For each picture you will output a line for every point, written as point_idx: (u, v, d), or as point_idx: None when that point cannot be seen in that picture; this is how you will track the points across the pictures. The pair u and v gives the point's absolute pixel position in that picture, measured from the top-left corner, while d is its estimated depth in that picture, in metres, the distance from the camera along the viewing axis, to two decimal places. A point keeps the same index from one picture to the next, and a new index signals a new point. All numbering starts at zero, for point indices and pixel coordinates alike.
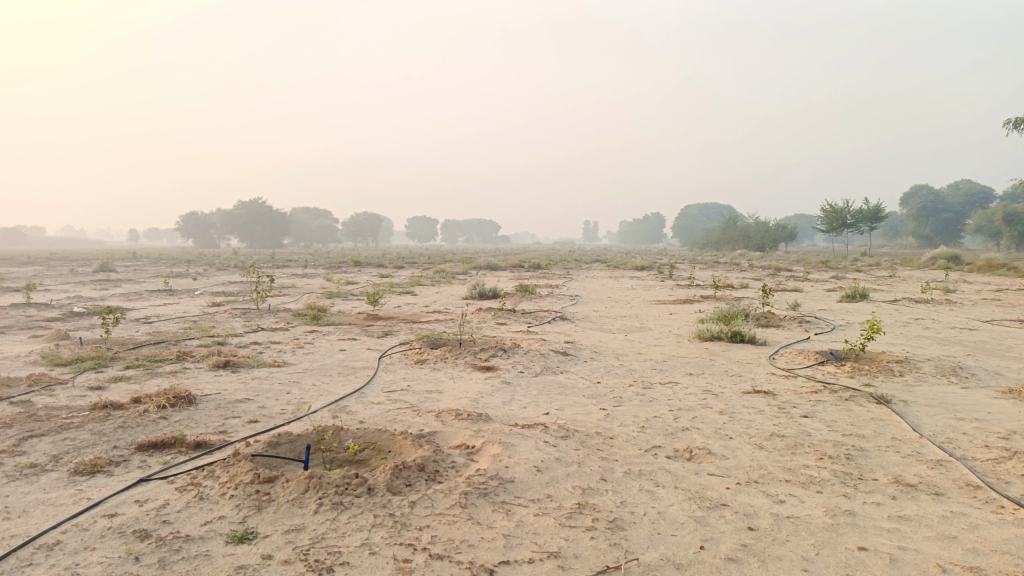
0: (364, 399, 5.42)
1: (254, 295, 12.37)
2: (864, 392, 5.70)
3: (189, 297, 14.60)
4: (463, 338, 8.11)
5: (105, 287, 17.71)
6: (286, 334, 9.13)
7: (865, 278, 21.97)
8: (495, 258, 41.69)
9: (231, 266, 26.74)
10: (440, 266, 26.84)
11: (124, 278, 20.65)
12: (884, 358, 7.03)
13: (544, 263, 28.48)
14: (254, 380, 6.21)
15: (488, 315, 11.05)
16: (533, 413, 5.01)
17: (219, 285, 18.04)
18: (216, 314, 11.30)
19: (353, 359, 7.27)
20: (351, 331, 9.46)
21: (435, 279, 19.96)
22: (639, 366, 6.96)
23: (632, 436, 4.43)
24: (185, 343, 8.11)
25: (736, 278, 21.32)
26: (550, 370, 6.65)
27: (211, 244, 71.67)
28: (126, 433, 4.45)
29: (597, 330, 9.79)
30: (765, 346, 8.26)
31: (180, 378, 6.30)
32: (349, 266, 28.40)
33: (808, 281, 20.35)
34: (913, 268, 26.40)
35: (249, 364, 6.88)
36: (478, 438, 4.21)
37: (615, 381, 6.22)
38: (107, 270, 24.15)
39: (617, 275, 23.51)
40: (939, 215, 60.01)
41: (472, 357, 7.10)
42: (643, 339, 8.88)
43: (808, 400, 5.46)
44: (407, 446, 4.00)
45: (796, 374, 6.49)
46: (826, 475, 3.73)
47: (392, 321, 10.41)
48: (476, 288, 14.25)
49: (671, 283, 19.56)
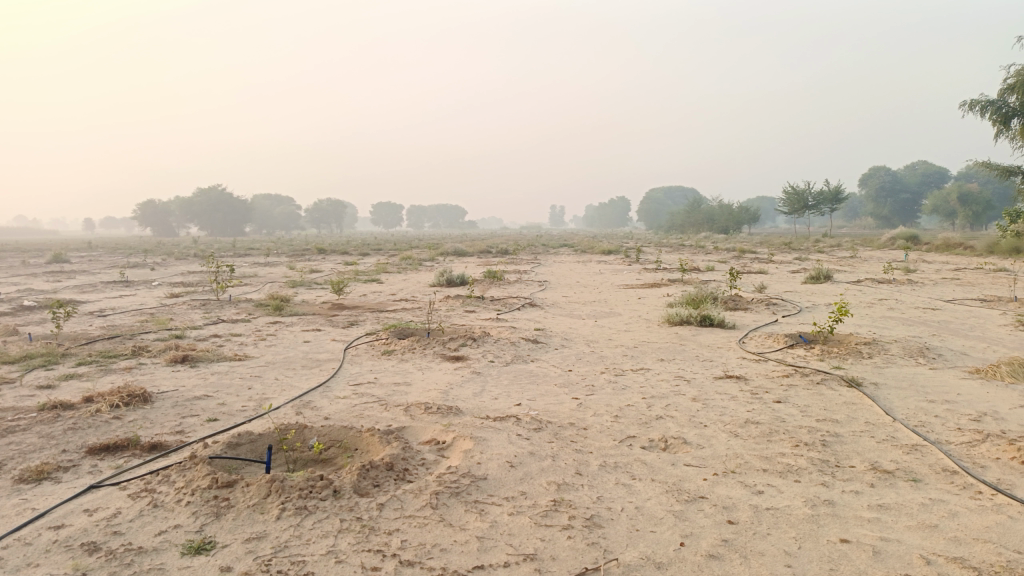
0: (330, 393, 5.24)
1: (214, 285, 12.03)
2: (835, 375, 5.69)
3: (146, 288, 14.15)
4: (431, 327, 7.95)
5: (58, 278, 17.13)
6: (248, 326, 8.87)
7: (829, 258, 22.25)
8: (461, 244, 41.37)
9: (191, 255, 26.12)
10: (405, 252, 26.51)
11: (78, 269, 20.01)
12: (853, 341, 7.05)
13: (511, 249, 28.30)
14: (213, 375, 5.98)
15: (456, 303, 10.89)
16: (504, 405, 4.89)
17: (178, 274, 17.56)
18: (175, 306, 10.95)
19: (318, 351, 7.06)
20: (315, 321, 9.23)
21: (401, 267, 19.70)
22: (610, 353, 6.88)
23: (606, 427, 4.33)
24: (142, 336, 7.82)
25: (703, 261, 21.43)
26: (521, 359, 6.54)
27: (170, 232, 70.03)
28: (76, 435, 4.22)
29: (567, 316, 9.71)
30: (734, 330, 8.25)
31: (135, 374, 6.05)
32: (313, 254, 27.94)
33: (773, 263, 20.52)
34: (873, 249, 26.85)
35: (209, 359, 6.64)
36: (448, 432, 4.08)
37: (587, 369, 6.13)
38: (60, 260, 23.38)
39: (585, 259, 23.51)
40: (897, 196, 61.22)
41: (440, 346, 6.95)
42: (613, 325, 8.81)
43: (781, 384, 5.43)
44: (374, 444, 3.85)
45: (767, 359, 6.47)
46: (803, 463, 3.68)
47: (358, 310, 10.19)
48: (444, 274, 14.07)
49: (639, 266, 19.59)
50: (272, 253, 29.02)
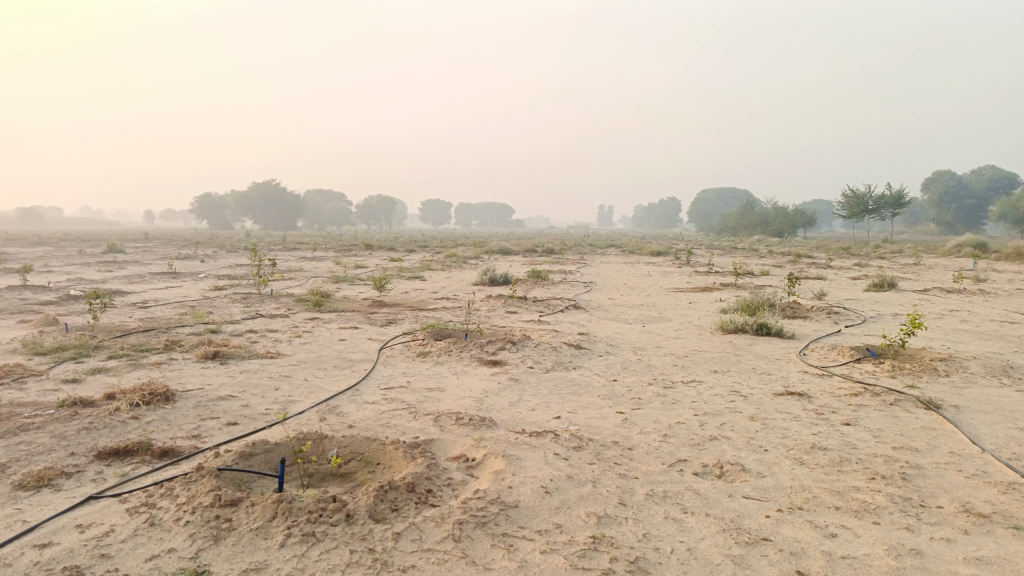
0: (358, 398, 4.94)
1: (256, 279, 11.94)
2: (909, 395, 5.15)
3: (192, 280, 14.21)
4: (470, 329, 7.62)
5: (110, 268, 17.40)
6: (285, 321, 8.68)
7: (890, 265, 21.25)
8: (508, 240, 40.97)
9: (241, 248, 26.42)
10: (450, 250, 26.24)
11: (129, 260, 20.33)
12: (927, 356, 6.46)
13: (558, 248, 27.92)
14: (241, 374, 5.75)
15: (497, 303, 10.54)
16: (542, 417, 4.51)
17: (226, 267, 17.68)
18: (217, 299, 10.87)
19: (352, 351, 6.79)
20: (353, 319, 8.99)
21: (446, 264, 19.45)
22: (658, 362, 6.42)
23: (654, 447, 3.92)
24: (177, 330, 7.67)
25: (756, 265, 20.67)
26: (562, 366, 6.15)
27: (225, 224, 71.84)
28: (89, 436, 3.99)
29: (613, 320, 9.27)
30: (793, 339, 7.71)
31: (164, 371, 5.85)
32: (359, 249, 28.02)
33: (832, 268, 19.64)
34: (938, 256, 25.63)
35: (239, 356, 6.43)
36: (479, 449, 3.73)
37: (633, 379, 5.70)
38: (114, 251, 23.91)
39: (632, 260, 23.01)
40: (961, 201, 58.72)
41: (479, 350, 6.60)
42: (662, 331, 8.33)
43: (849, 404, 4.92)
44: (397, 459, 3.52)
45: (831, 374, 5.94)
46: (882, 501, 3.21)
47: (398, 309, 9.93)
48: (487, 273, 13.76)
49: (689, 269, 18.95)
50: (318, 248, 29.12)
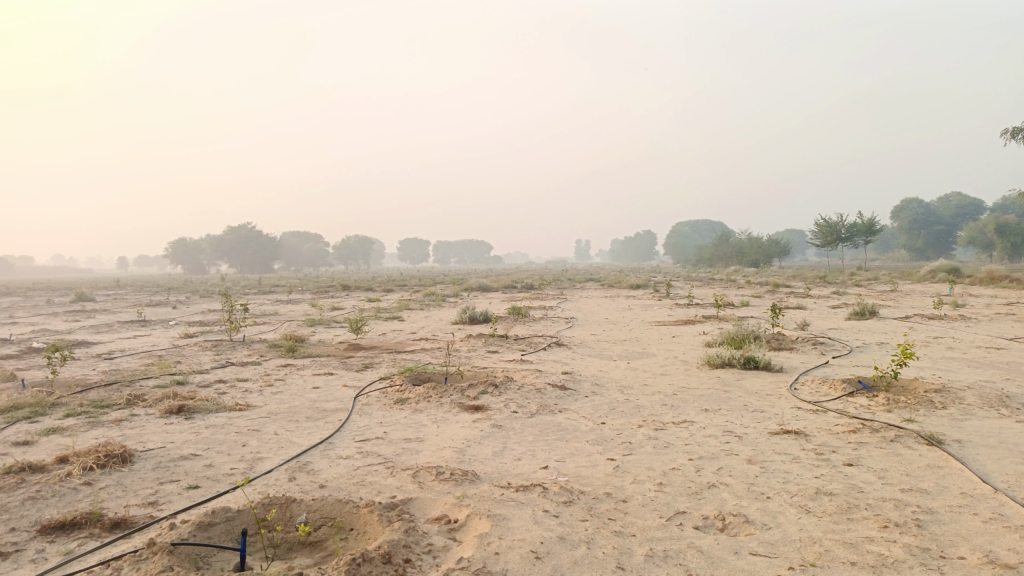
0: (331, 452, 4.63)
1: (227, 325, 11.55)
2: (909, 430, 4.95)
3: (162, 328, 13.76)
4: (450, 372, 7.32)
5: (78, 318, 16.91)
6: (257, 369, 8.32)
7: (868, 293, 21.33)
8: (487, 278, 40.71)
9: (215, 293, 25.90)
10: (429, 289, 25.93)
11: (98, 309, 19.80)
12: (920, 387, 6.28)
13: (538, 284, 27.75)
14: (207, 429, 5.41)
15: (478, 342, 10.26)
16: (528, 468, 4.24)
17: (199, 313, 17.24)
18: (186, 347, 10.46)
19: (326, 400, 6.46)
20: (328, 364, 8.65)
21: (424, 303, 19.18)
22: (647, 402, 6.17)
23: (649, 499, 3.66)
24: (141, 383, 7.29)
25: (736, 296, 20.63)
26: (547, 409, 5.88)
27: (200, 269, 71.00)
28: (34, 507, 3.64)
29: (597, 357, 9.04)
30: (782, 373, 7.51)
31: (124, 428, 5.49)
32: (336, 291, 27.62)
33: (812, 297, 19.66)
34: (914, 283, 25.73)
35: (206, 409, 6.08)
36: (462, 508, 3.44)
37: (622, 422, 5.44)
38: (83, 298, 23.30)
39: (612, 294, 22.88)
40: (931, 227, 59.74)
41: (459, 394, 6.31)
42: (648, 368, 8.09)
43: (848, 443, 4.71)
44: (373, 524, 3.23)
45: (825, 409, 5.72)
46: (899, 553, 2.96)
47: (375, 352, 9.62)
48: (466, 312, 13.50)
49: (669, 301, 18.83)
50: (294, 290, 28.67)
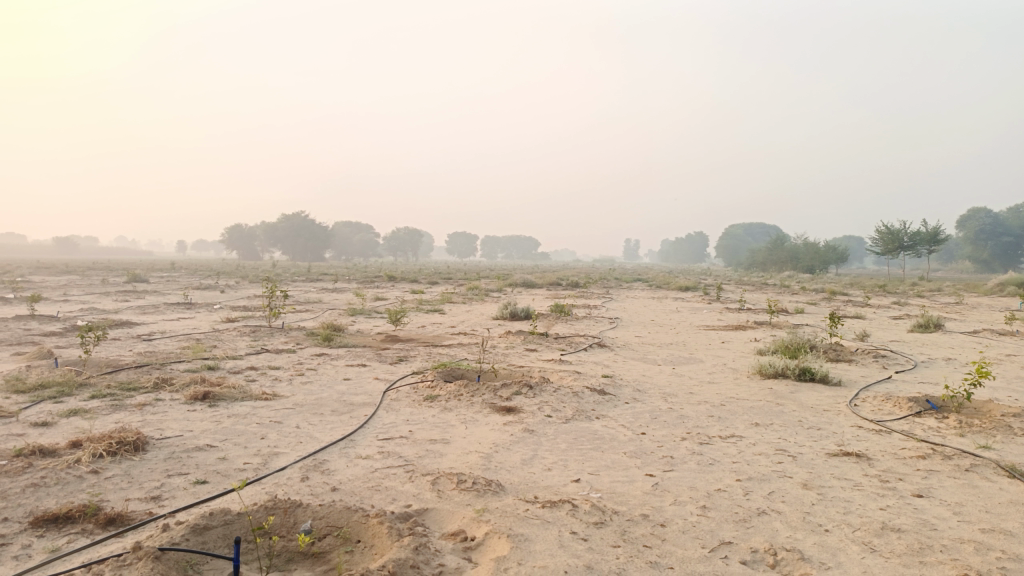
0: (350, 451, 4.37)
1: (267, 311, 11.46)
2: (987, 459, 4.43)
3: (205, 311, 13.82)
4: (485, 370, 7.02)
5: (127, 298, 17.19)
6: (291, 358, 8.15)
7: (931, 304, 20.29)
8: (533, 274, 40.31)
9: (263, 279, 26.17)
10: (474, 283, 25.70)
11: (149, 290, 20.13)
12: (997, 410, 5.71)
13: (584, 282, 27.30)
14: (228, 419, 5.21)
15: (517, 340, 9.94)
16: (559, 481, 3.90)
17: (244, 298, 17.31)
18: (224, 332, 10.39)
19: (354, 393, 6.22)
20: (362, 355, 8.45)
21: (467, 297, 19.00)
22: (692, 412, 5.76)
23: (690, 526, 3.29)
24: (172, 366, 7.17)
25: (791, 302, 19.83)
26: (583, 415, 5.53)
27: (254, 256, 72.57)
28: (33, 495, 3.46)
29: (640, 361, 8.63)
30: (840, 387, 6.99)
31: (146, 414, 5.34)
32: (382, 281, 27.62)
33: (871, 306, 18.79)
34: (979, 296, 24.48)
35: (231, 397, 5.90)
36: (481, 524, 3.13)
37: (663, 433, 5.05)
38: (136, 280, 23.77)
39: (660, 295, 22.32)
40: (998, 238, 57.09)
41: (491, 394, 5.99)
42: (695, 375, 7.66)
43: (917, 471, 4.23)
44: (381, 537, 2.93)
45: (889, 431, 5.23)
46: None
47: (411, 344, 9.39)
48: (508, 307, 13.20)
49: (719, 305, 18.20)
50: (341, 279, 28.78)
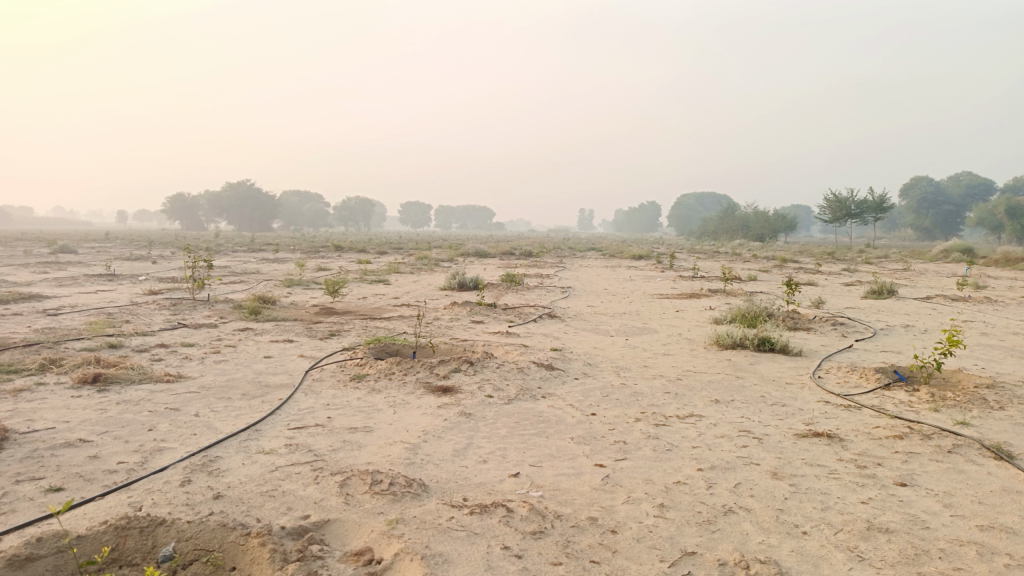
0: (252, 444, 3.72)
1: (192, 283, 10.57)
2: (969, 438, 4.02)
3: (127, 284, 12.80)
4: (422, 345, 6.39)
5: (46, 270, 15.98)
6: (209, 333, 7.38)
7: (881, 271, 20.28)
8: (484, 243, 39.33)
9: (199, 249, 24.89)
10: (424, 252, 24.87)
11: (71, 261, 18.85)
12: (969, 381, 5.34)
13: (537, 250, 26.73)
14: (117, 407, 4.49)
15: (462, 311, 9.32)
16: (495, 477, 3.33)
17: (175, 269, 16.24)
18: (142, 306, 9.50)
19: (272, 372, 5.54)
20: (290, 330, 7.72)
21: (414, 267, 18.25)
22: (647, 388, 5.25)
23: (646, 532, 2.75)
24: (68, 345, 6.36)
25: (744, 269, 19.60)
26: (528, 394, 4.97)
27: (198, 226, 70.16)
28: None
29: (592, 332, 8.11)
30: (802, 358, 6.58)
31: (19, 401, 4.57)
32: (328, 251, 26.63)
33: (822, 273, 18.66)
34: (926, 262, 24.70)
35: (127, 380, 5.16)
36: (391, 540, 2.54)
37: (616, 414, 4.52)
38: (59, 252, 22.33)
39: (613, 264, 21.92)
40: (939, 207, 58.34)
41: (426, 373, 5.38)
42: (649, 346, 7.17)
43: (899, 455, 3.78)
44: (262, 565, 2.32)
45: (859, 407, 4.80)
46: None
47: (346, 318, 8.67)
48: (455, 277, 12.56)
49: (674, 273, 17.82)
50: (284, 250, 27.49)
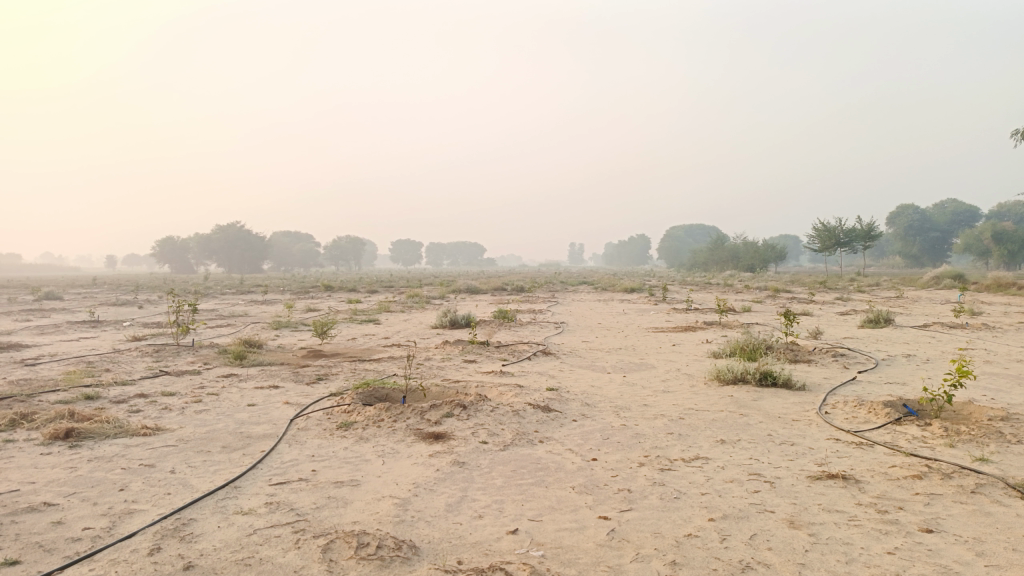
0: (229, 504, 3.46)
1: (176, 328, 10.30)
2: (992, 476, 3.80)
3: (111, 330, 12.51)
4: (413, 388, 6.14)
5: (29, 317, 15.64)
6: (192, 381, 7.11)
7: (874, 299, 20.20)
8: (476, 280, 39.10)
9: (187, 292, 24.59)
10: (415, 290, 24.65)
11: (55, 308, 18.52)
12: (983, 414, 5.14)
13: (529, 286, 26.60)
14: (89, 464, 4.22)
15: (453, 350, 9.09)
16: (491, 534, 3.09)
17: (161, 314, 15.93)
18: (124, 353, 9.21)
19: (255, 422, 5.28)
20: (277, 375, 7.46)
21: (405, 306, 18.01)
22: (648, 429, 5.03)
23: None
24: (43, 397, 6.08)
25: (737, 300, 19.46)
26: (524, 438, 4.73)
27: (187, 269, 69.78)
28: None
29: (588, 369, 7.88)
30: (806, 393, 6.37)
31: None
32: (318, 291, 26.40)
33: (816, 303, 18.54)
34: (918, 290, 24.65)
35: (101, 434, 4.88)
36: None
37: (618, 458, 4.28)
38: (44, 298, 21.99)
39: (605, 298, 21.77)
40: (926, 234, 58.75)
41: (417, 419, 5.13)
42: (647, 383, 6.95)
43: (920, 497, 3.56)
44: None
45: (871, 444, 4.58)
46: None
47: (335, 361, 8.42)
48: (447, 315, 12.34)
49: (667, 306, 17.64)
50: (274, 291, 27.19)
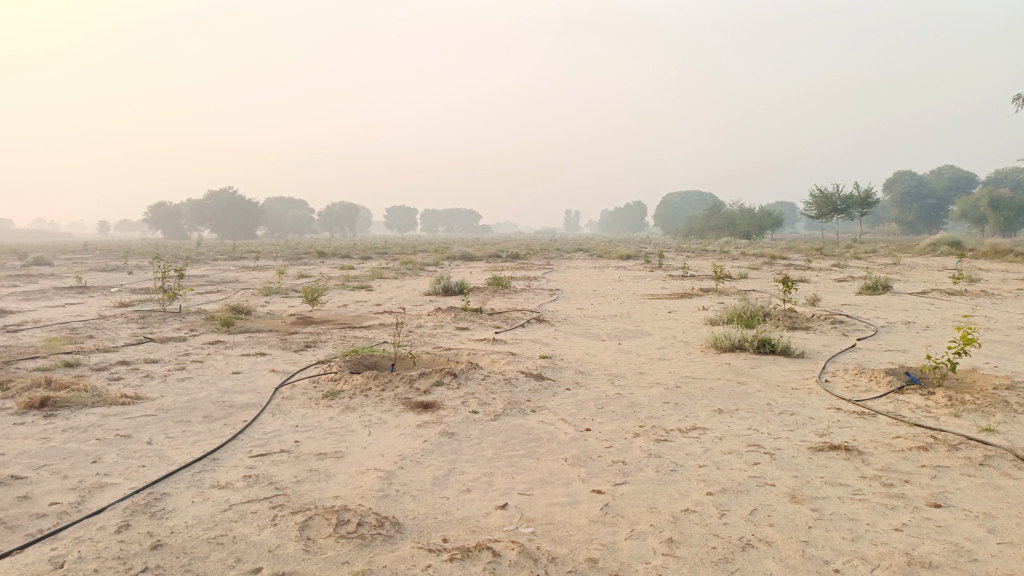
0: (206, 478, 3.30)
1: (163, 294, 10.09)
2: (1000, 448, 3.66)
3: (98, 295, 12.29)
4: (402, 356, 5.97)
5: (15, 283, 15.38)
6: (177, 348, 6.93)
7: (871, 266, 20.04)
8: (470, 247, 38.83)
9: (178, 258, 24.29)
10: (409, 257, 24.41)
11: (43, 273, 18.25)
12: (987, 383, 5.00)
13: (524, 253, 26.36)
14: (63, 434, 4.05)
15: (445, 317, 8.92)
16: (479, 510, 2.94)
17: (151, 279, 15.69)
18: (109, 320, 9.01)
19: (238, 390, 5.11)
20: (264, 342, 7.28)
21: (399, 272, 17.80)
22: (644, 398, 4.88)
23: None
24: (21, 365, 5.90)
25: (734, 267, 19.28)
26: (516, 408, 4.58)
27: (181, 235, 69.23)
28: None
29: (583, 336, 7.72)
30: (805, 360, 6.23)
31: None
32: (311, 257, 26.14)
33: (813, 269, 18.38)
34: (915, 257, 24.52)
35: (78, 403, 4.72)
36: None
37: (613, 429, 4.14)
38: (32, 264, 21.69)
39: (600, 264, 21.60)
40: (923, 201, 58.49)
41: (406, 388, 4.98)
42: (643, 351, 6.80)
43: (927, 469, 3.42)
44: None
45: (874, 414, 4.45)
46: None
47: (324, 327, 8.24)
48: (440, 282, 12.14)
49: (663, 273, 17.46)
50: (267, 257, 26.91)
